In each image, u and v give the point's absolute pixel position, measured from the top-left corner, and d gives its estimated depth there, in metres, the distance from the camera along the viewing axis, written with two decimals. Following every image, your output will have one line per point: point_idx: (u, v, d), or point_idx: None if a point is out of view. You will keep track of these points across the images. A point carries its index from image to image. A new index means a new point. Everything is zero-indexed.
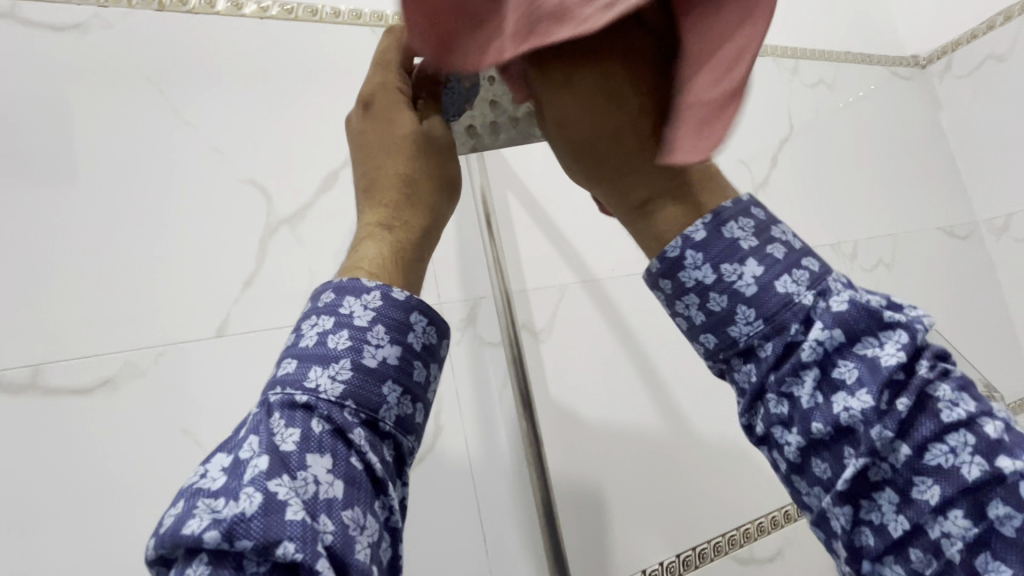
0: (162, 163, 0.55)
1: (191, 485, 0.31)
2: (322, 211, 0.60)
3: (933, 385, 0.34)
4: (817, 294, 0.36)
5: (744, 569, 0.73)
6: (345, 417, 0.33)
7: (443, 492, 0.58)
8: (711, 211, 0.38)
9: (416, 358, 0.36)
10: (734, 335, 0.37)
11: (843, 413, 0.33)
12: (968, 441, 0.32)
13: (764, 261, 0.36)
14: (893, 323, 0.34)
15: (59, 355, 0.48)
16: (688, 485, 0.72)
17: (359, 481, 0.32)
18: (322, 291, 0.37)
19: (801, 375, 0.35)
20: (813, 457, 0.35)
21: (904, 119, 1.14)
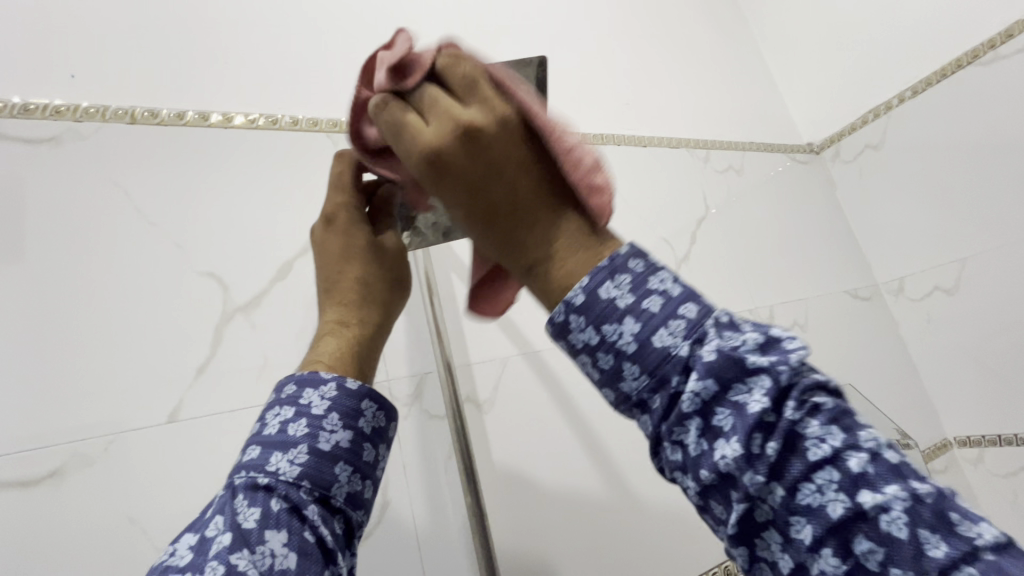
0: (123, 260, 0.59)
1: (160, 563, 0.34)
2: (275, 299, 0.65)
3: (801, 423, 0.32)
4: (692, 345, 0.34)
5: None
6: (301, 496, 0.36)
7: (389, 568, 0.60)
8: (586, 275, 0.37)
9: (366, 440, 0.41)
10: (627, 389, 0.36)
11: (721, 461, 0.32)
12: (833, 477, 0.30)
13: (640, 315, 0.36)
14: (758, 367, 0.33)
15: (6, 449, 0.49)
16: (632, 547, 0.75)
17: (311, 553, 0.35)
18: (284, 383, 0.41)
19: (683, 423, 0.34)
20: (710, 503, 0.33)
21: (806, 198, 1.31)
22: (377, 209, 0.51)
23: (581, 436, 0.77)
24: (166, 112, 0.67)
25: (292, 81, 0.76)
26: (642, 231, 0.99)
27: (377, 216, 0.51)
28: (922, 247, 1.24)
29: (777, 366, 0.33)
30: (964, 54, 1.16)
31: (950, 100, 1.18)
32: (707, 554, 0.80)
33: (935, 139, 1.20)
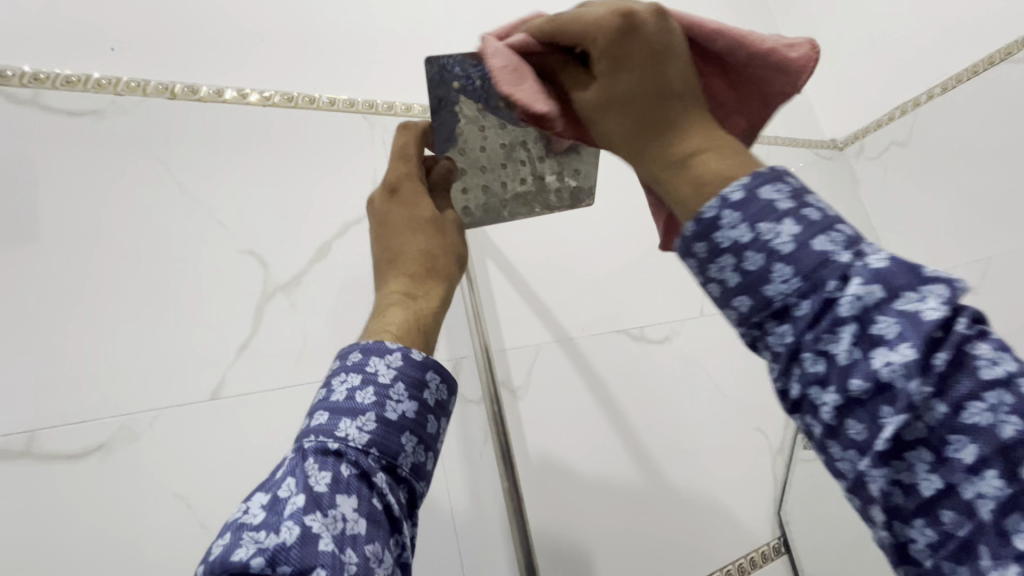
0: (166, 235, 0.59)
1: (233, 521, 0.34)
2: (315, 279, 0.64)
3: (971, 343, 0.28)
4: (854, 252, 0.30)
5: None
6: (370, 462, 0.36)
7: (429, 549, 0.60)
8: (744, 176, 0.33)
9: (430, 412, 0.40)
10: (769, 294, 0.31)
11: (884, 368, 0.27)
12: (1007, 398, 0.26)
13: (802, 217, 0.31)
14: (934, 277, 0.29)
15: (55, 421, 0.49)
16: (662, 535, 0.75)
17: (378, 520, 0.35)
18: (349, 351, 0.41)
19: (837, 330, 0.29)
20: (847, 420, 0.29)
21: (829, 193, 1.31)
22: (436, 184, 0.51)
23: (614, 424, 0.77)
24: (206, 89, 0.66)
25: (330, 61, 0.75)
26: None
27: (436, 192, 0.51)
28: (946, 245, 1.23)
29: (953, 280, 0.29)
30: (996, 52, 1.15)
31: (980, 97, 1.17)
32: (734, 545, 0.80)
33: (963, 136, 1.19)
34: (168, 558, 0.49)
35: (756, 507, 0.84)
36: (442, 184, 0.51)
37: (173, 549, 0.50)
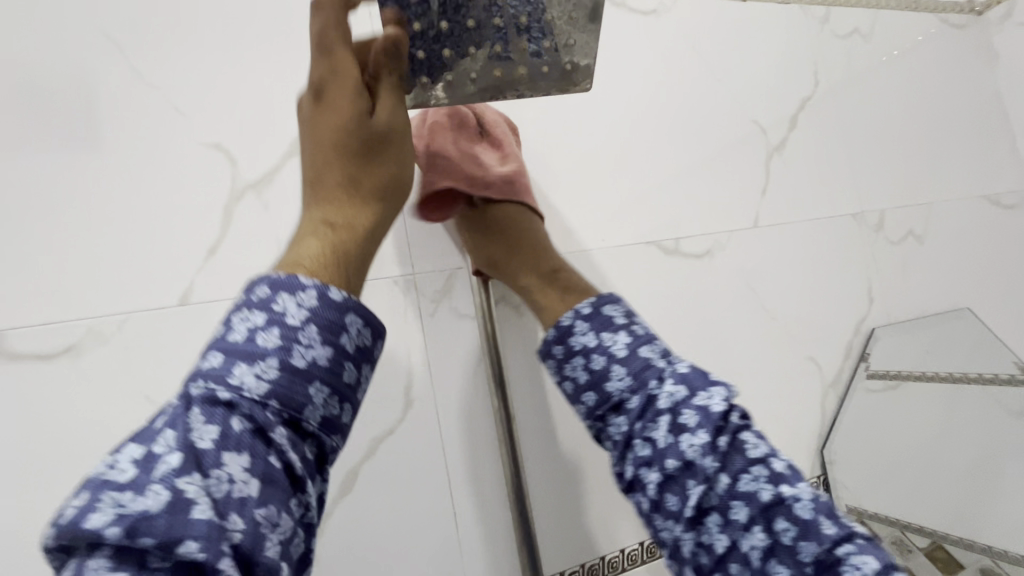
0: (124, 125, 0.53)
1: (93, 473, 0.29)
2: (289, 178, 0.58)
3: (743, 431, 0.47)
4: (665, 360, 0.52)
5: None
6: (268, 416, 0.32)
7: (412, 468, 0.57)
8: (592, 298, 0.57)
9: (346, 359, 0.36)
10: (611, 389, 0.52)
11: (687, 448, 0.46)
12: (764, 471, 0.45)
13: (630, 332, 0.54)
14: (716, 385, 0.49)
15: (21, 322, 0.48)
16: None
17: (276, 480, 0.31)
18: (255, 284, 0.36)
19: (656, 421, 0.49)
20: (665, 493, 0.47)
21: (953, 74, 1.03)
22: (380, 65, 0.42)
23: None
24: None
25: None
26: (730, 111, 0.81)
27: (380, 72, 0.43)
28: None
29: (730, 390, 0.49)
30: None
31: None
32: None
33: None
34: None
35: (791, 443, 0.76)
36: (387, 63, 0.42)
37: None
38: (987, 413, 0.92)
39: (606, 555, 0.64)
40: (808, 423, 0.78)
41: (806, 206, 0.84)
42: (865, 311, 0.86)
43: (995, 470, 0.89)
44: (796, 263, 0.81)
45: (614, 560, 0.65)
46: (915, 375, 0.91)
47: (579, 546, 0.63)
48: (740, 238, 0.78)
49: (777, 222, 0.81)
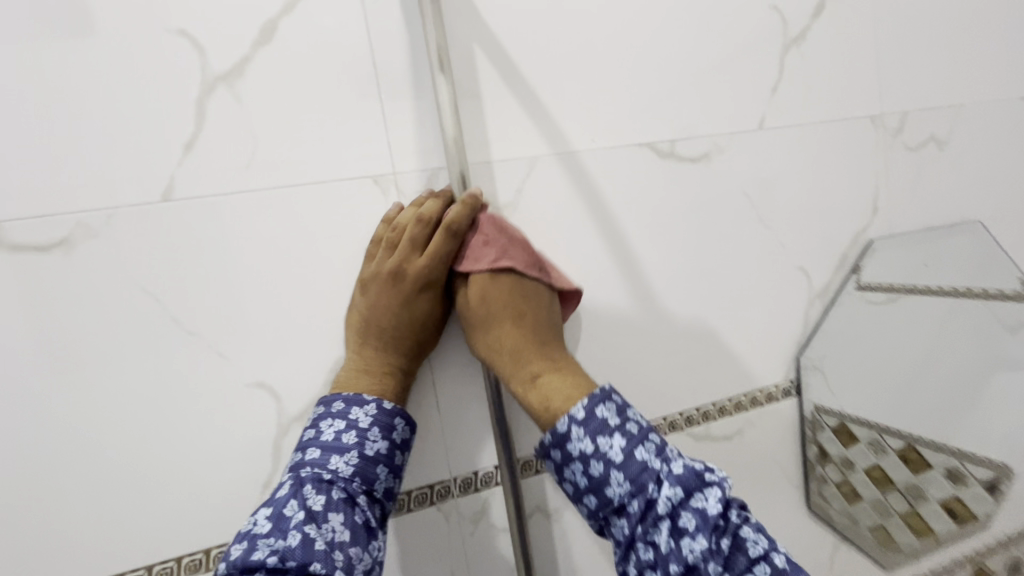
0: (84, 8, 0.51)
1: (245, 531, 0.47)
2: (262, 69, 0.55)
3: (741, 527, 0.48)
4: (661, 457, 0.49)
5: (698, 446, 0.74)
6: (354, 488, 0.51)
7: None
8: (585, 399, 0.51)
9: (397, 449, 0.55)
10: (610, 494, 0.49)
11: (689, 554, 0.46)
12: (765, 568, 0.47)
13: (625, 432, 0.50)
14: (710, 481, 0.49)
15: (13, 213, 0.50)
16: (652, 369, 0.72)
17: (359, 530, 0.49)
18: (333, 400, 0.55)
19: (658, 525, 0.47)
20: None
21: None
22: None
23: (616, 251, 0.69)
24: None
25: None
26: None
27: None
28: None
29: (721, 483, 0.49)
30: None
31: None
32: (736, 381, 0.76)
33: None
34: (145, 343, 0.54)
35: (773, 350, 0.78)
36: None
37: (148, 337, 0.54)
38: (971, 333, 0.95)
39: None
40: (790, 329, 0.79)
41: (820, 107, 0.78)
42: (868, 221, 0.83)
43: (969, 386, 0.94)
44: (800, 169, 0.78)
45: None
46: (909, 289, 0.90)
47: None
48: (742, 141, 0.74)
49: (785, 124, 0.76)
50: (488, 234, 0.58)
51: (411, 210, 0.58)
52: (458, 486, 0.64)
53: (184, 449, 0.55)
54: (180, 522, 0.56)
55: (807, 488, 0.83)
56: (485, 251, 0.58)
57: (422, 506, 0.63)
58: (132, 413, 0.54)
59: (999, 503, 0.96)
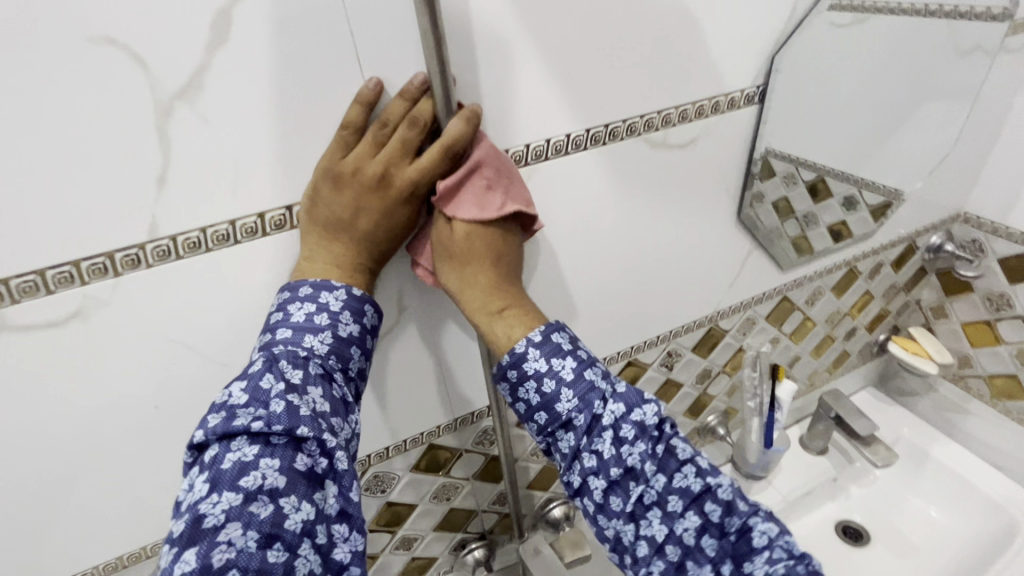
0: None
1: (222, 402, 0.49)
2: None
3: (676, 438, 0.54)
4: (607, 381, 0.55)
5: (649, 155, 0.71)
6: (331, 364, 0.53)
7: (304, 13, 0.46)
8: (540, 328, 0.56)
9: (368, 332, 0.57)
10: (558, 411, 0.55)
11: (629, 456, 0.52)
12: (692, 468, 0.52)
13: (577, 356, 0.55)
14: (649, 399, 0.54)
15: None
16: (617, 61, 0.62)
17: (339, 402, 0.52)
18: (300, 284, 0.54)
19: (602, 435, 0.54)
20: (610, 497, 0.54)
21: None
22: None
23: None
24: None
25: None
26: None
27: None
28: None
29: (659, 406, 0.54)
30: None
31: None
32: (702, 84, 0.69)
33: None
34: None
35: (749, 49, 0.69)
36: None
37: None
38: (926, 53, 0.96)
39: (530, 145, 0.62)
40: (771, 23, 0.69)
41: None
42: None
43: (886, 111, 1.01)
44: None
45: (537, 152, 0.63)
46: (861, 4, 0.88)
47: (501, 130, 0.59)
48: None
49: None
50: (487, 175, 0.56)
51: (401, 103, 0.52)
52: None
53: (24, 128, 0.42)
54: (57, 220, 0.46)
55: (742, 201, 0.85)
56: (488, 195, 0.56)
57: None
58: None
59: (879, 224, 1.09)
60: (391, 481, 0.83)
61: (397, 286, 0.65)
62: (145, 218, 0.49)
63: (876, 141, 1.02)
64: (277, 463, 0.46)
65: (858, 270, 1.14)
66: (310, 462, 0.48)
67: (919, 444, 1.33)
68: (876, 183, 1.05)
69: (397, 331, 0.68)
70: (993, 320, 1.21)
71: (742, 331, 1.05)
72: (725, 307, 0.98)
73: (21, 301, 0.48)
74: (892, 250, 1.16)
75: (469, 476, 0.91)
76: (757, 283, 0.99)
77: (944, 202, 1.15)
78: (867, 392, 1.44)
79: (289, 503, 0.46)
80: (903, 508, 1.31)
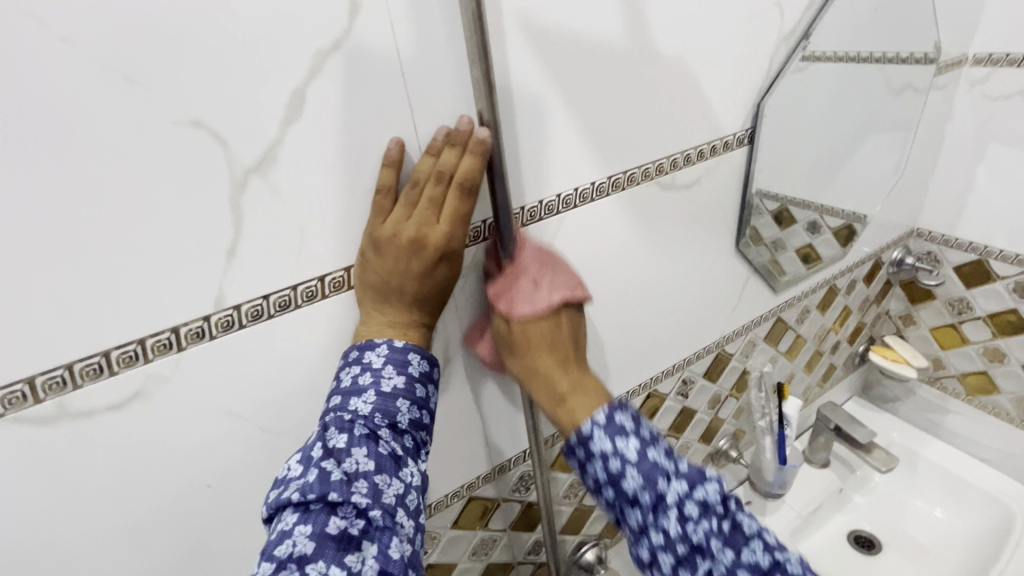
0: None
1: (280, 473, 0.51)
2: None
3: (741, 513, 0.56)
4: (670, 455, 0.56)
5: (662, 195, 0.77)
6: (376, 422, 0.52)
7: (370, 88, 0.50)
8: (603, 408, 0.58)
9: (416, 381, 0.56)
10: (625, 486, 0.56)
11: (695, 535, 0.54)
12: (759, 544, 0.55)
13: (640, 437, 0.56)
14: (711, 476, 0.56)
15: None
16: (633, 114, 0.68)
17: (384, 460, 0.51)
18: (349, 350, 0.56)
19: (668, 513, 0.54)
20: (679, 571, 0.55)
21: None
22: None
23: None
24: None
25: None
26: None
27: None
28: None
29: (718, 480, 0.56)
30: None
31: None
32: (703, 131, 0.76)
33: None
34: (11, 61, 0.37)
35: (739, 99, 0.78)
36: None
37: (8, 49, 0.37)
38: (863, 92, 1.07)
39: (562, 194, 0.66)
40: (755, 76, 0.78)
41: None
42: None
43: (849, 140, 1.11)
44: None
45: (568, 200, 0.67)
46: (821, 54, 0.94)
47: (538, 182, 0.64)
48: None
49: None
50: (534, 274, 0.62)
51: (428, 158, 0.54)
52: None
53: (107, 210, 0.43)
54: (127, 299, 0.46)
55: (739, 232, 0.92)
56: (539, 289, 0.61)
57: None
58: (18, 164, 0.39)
59: (843, 246, 1.19)
60: (433, 540, 0.81)
61: (442, 337, 0.66)
62: (211, 290, 0.49)
63: (833, 171, 1.11)
64: (309, 529, 0.46)
65: (836, 287, 1.23)
66: (343, 525, 0.47)
67: (909, 446, 1.41)
68: (834, 208, 1.14)
69: (440, 381, 0.69)
70: (957, 323, 1.32)
71: (745, 353, 1.10)
72: (729, 332, 1.04)
73: (85, 385, 0.46)
74: (862, 266, 1.27)
75: (505, 527, 0.89)
76: (755, 306, 1.05)
77: (901, 220, 1.28)
78: (853, 401, 1.52)
79: (316, 570, 0.45)
80: (904, 509, 1.37)
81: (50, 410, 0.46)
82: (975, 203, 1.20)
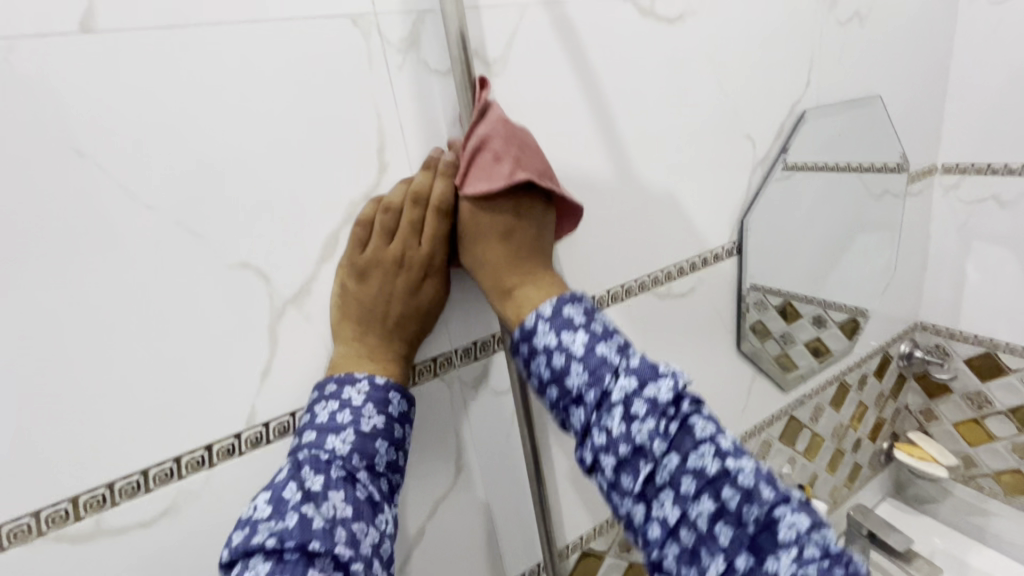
0: None
1: (246, 516, 0.47)
2: None
3: (696, 416, 0.48)
4: (621, 352, 0.50)
5: (659, 304, 0.82)
6: (354, 463, 0.51)
7: None
8: (551, 299, 0.53)
9: (395, 420, 0.55)
10: (569, 383, 0.51)
11: (637, 434, 0.47)
12: (710, 448, 0.47)
13: (590, 330, 0.51)
14: (666, 372, 0.49)
15: None
16: (625, 234, 0.76)
17: (362, 505, 0.50)
18: (325, 383, 0.54)
19: (611, 412, 0.49)
20: (621, 475, 0.48)
21: None
22: None
23: (599, 120, 0.69)
24: None
25: None
26: None
27: None
28: None
29: (677, 376, 0.49)
30: None
31: None
32: (691, 245, 0.84)
33: None
34: (103, 224, 0.45)
35: (722, 215, 0.86)
36: None
37: (102, 216, 0.45)
38: (844, 196, 1.12)
39: None
40: (735, 196, 0.86)
41: None
42: (802, 93, 0.91)
43: (842, 240, 1.14)
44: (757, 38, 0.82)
45: None
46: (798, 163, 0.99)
47: None
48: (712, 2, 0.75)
49: None
50: (516, 253, 0.57)
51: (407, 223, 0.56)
52: (458, 356, 0.66)
53: (162, 341, 0.49)
54: (168, 421, 0.50)
55: (739, 334, 0.96)
56: (521, 272, 0.56)
57: (426, 378, 0.64)
58: (95, 307, 0.46)
59: (851, 340, 1.21)
60: None
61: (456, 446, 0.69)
62: (244, 409, 0.54)
63: (825, 269, 1.13)
64: None
65: (848, 383, 1.23)
66: None
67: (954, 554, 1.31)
68: (840, 304, 1.18)
69: (455, 490, 0.71)
70: (980, 418, 1.29)
71: (761, 454, 1.09)
72: (742, 432, 1.04)
73: (120, 503, 0.50)
74: (872, 361, 1.28)
75: None
76: (765, 405, 1.06)
77: (903, 315, 1.31)
78: (886, 503, 1.44)
79: None
80: None
81: (85, 528, 0.49)
82: (972, 298, 1.24)
